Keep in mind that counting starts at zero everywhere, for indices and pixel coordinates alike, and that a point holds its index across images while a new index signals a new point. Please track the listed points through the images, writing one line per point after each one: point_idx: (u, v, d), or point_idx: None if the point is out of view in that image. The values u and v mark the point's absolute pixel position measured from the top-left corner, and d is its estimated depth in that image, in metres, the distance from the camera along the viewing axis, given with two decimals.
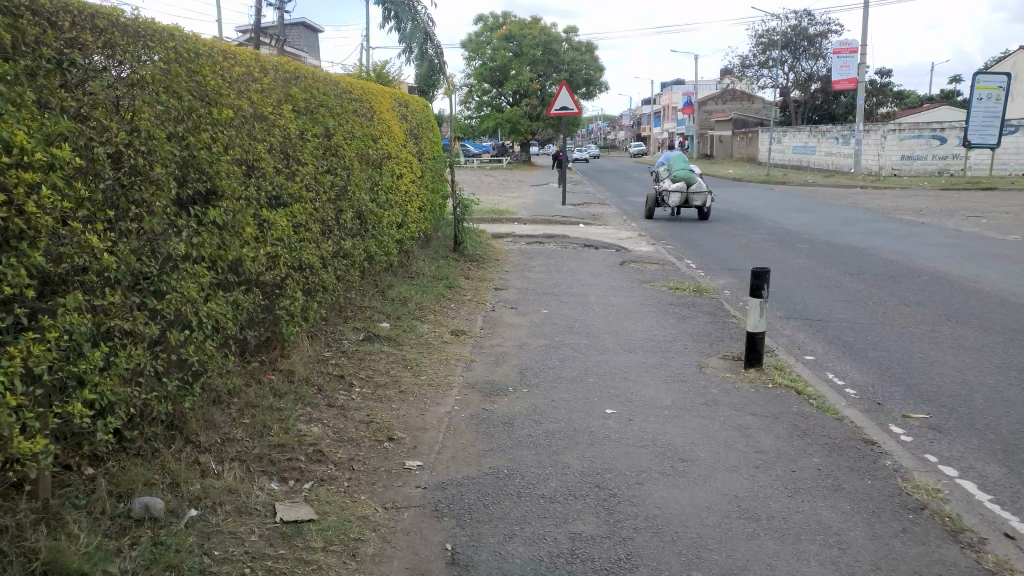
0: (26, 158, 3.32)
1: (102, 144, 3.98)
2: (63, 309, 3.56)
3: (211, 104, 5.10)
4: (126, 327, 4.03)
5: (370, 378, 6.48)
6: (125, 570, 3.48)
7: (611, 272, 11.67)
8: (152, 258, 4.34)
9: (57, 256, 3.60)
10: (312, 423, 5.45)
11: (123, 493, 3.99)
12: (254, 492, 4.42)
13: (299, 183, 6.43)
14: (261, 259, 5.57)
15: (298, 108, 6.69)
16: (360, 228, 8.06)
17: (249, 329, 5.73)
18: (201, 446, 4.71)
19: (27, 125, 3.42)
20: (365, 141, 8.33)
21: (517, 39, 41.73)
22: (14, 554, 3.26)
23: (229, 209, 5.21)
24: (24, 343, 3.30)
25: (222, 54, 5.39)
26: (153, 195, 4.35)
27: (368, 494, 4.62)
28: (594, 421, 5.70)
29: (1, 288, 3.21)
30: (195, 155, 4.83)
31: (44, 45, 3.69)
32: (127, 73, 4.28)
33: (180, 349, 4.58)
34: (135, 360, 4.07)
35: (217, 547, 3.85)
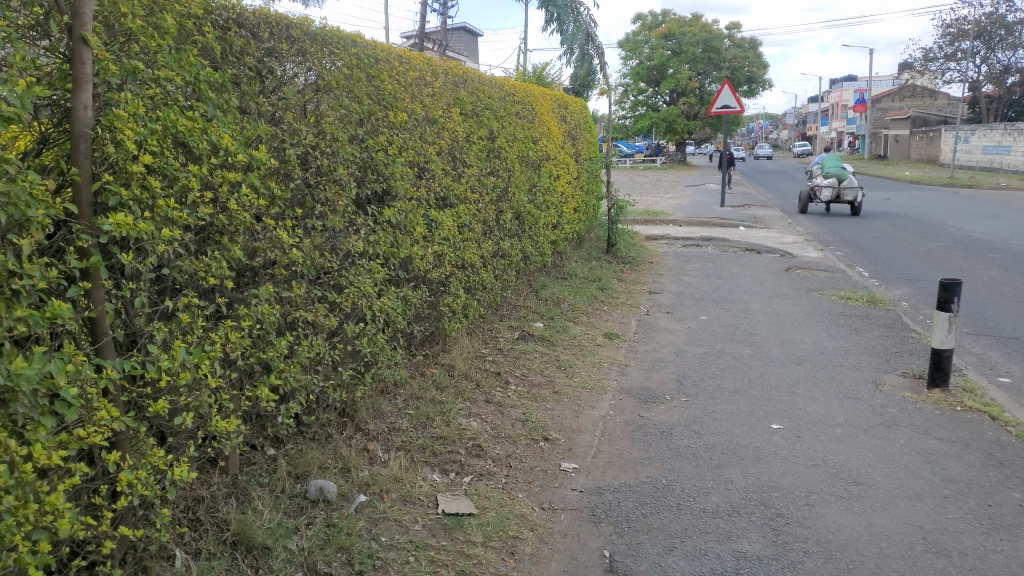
0: (231, 159, 3.61)
1: (294, 146, 4.26)
2: (257, 299, 3.84)
3: (388, 108, 5.33)
4: (309, 318, 4.30)
5: (525, 377, 6.53)
6: (302, 548, 3.69)
7: (774, 278, 11.14)
8: (333, 254, 4.60)
9: (253, 250, 3.88)
10: (471, 418, 5.57)
11: (301, 475, 4.24)
12: (418, 482, 4.55)
13: (465, 184, 6.59)
14: (428, 257, 5.76)
15: (466, 111, 6.86)
16: (518, 228, 8.17)
17: (415, 324, 5.95)
18: (370, 434, 4.94)
19: (232, 129, 3.71)
20: (527, 142, 8.43)
21: (676, 37, 40.87)
22: (209, 523, 3.60)
23: (401, 209, 5.43)
24: (224, 330, 3.59)
25: (399, 59, 5.62)
26: (336, 195, 4.60)
27: (525, 493, 4.64)
28: (758, 436, 5.44)
29: (207, 279, 3.49)
30: (373, 157, 5.07)
31: (248, 54, 3.98)
32: (316, 80, 4.56)
33: (354, 341, 4.83)
34: (316, 350, 4.33)
35: (384, 533, 3.98)
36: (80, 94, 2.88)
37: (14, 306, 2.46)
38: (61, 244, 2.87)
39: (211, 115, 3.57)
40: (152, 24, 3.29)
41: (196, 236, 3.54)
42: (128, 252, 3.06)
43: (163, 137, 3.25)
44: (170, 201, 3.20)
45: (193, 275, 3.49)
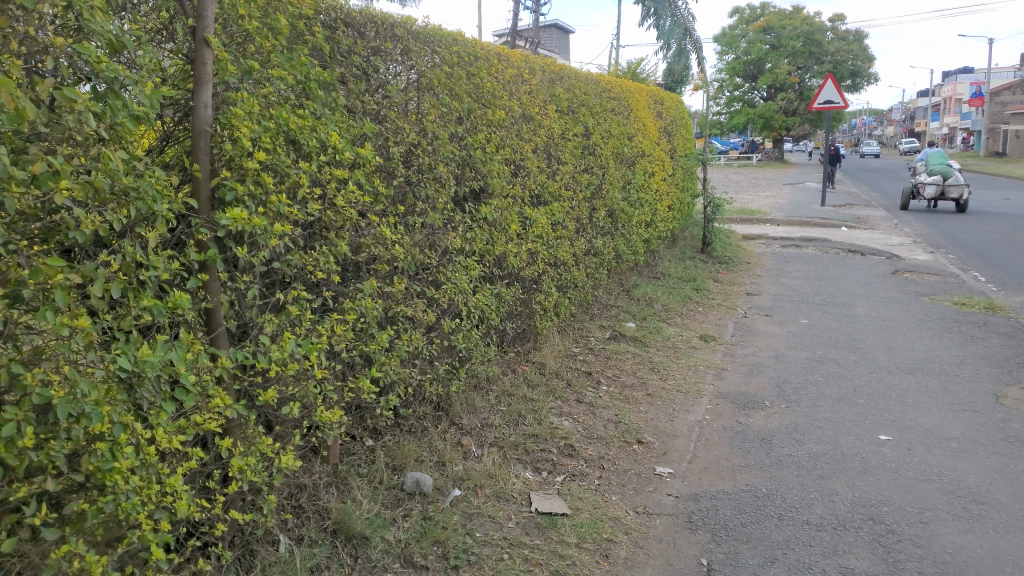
0: (338, 157, 3.69)
1: (397, 144, 4.32)
2: (360, 294, 3.92)
3: (487, 105, 5.35)
4: (408, 313, 4.36)
5: (618, 377, 6.43)
6: (400, 539, 3.74)
7: (880, 281, 10.62)
8: (431, 251, 4.65)
9: (357, 246, 3.96)
10: (563, 417, 5.52)
11: (398, 467, 4.30)
12: (511, 479, 4.55)
13: (560, 182, 6.55)
14: (523, 254, 5.75)
15: (562, 108, 6.82)
16: (612, 226, 8.08)
17: (508, 321, 5.95)
18: (464, 429, 4.97)
19: (340, 127, 3.80)
20: (622, 139, 8.32)
21: (775, 31, 39.56)
22: (311, 511, 3.69)
23: (498, 207, 5.44)
24: (329, 323, 3.68)
25: (497, 57, 5.63)
26: (436, 192, 4.65)
27: (619, 496, 4.56)
28: (865, 447, 5.19)
29: (315, 273, 3.59)
30: (472, 154, 5.10)
31: (354, 53, 4.07)
32: (419, 78, 4.61)
33: (450, 336, 4.87)
34: (415, 344, 4.39)
35: (479, 529, 4.00)
36: (201, 94, 3.00)
37: (142, 297, 2.59)
38: (182, 238, 3.00)
39: (320, 113, 3.66)
40: (268, 25, 3.40)
41: (305, 231, 3.65)
42: (243, 246, 3.17)
43: (276, 135, 3.35)
44: (281, 197, 3.30)
45: (302, 269, 3.59)
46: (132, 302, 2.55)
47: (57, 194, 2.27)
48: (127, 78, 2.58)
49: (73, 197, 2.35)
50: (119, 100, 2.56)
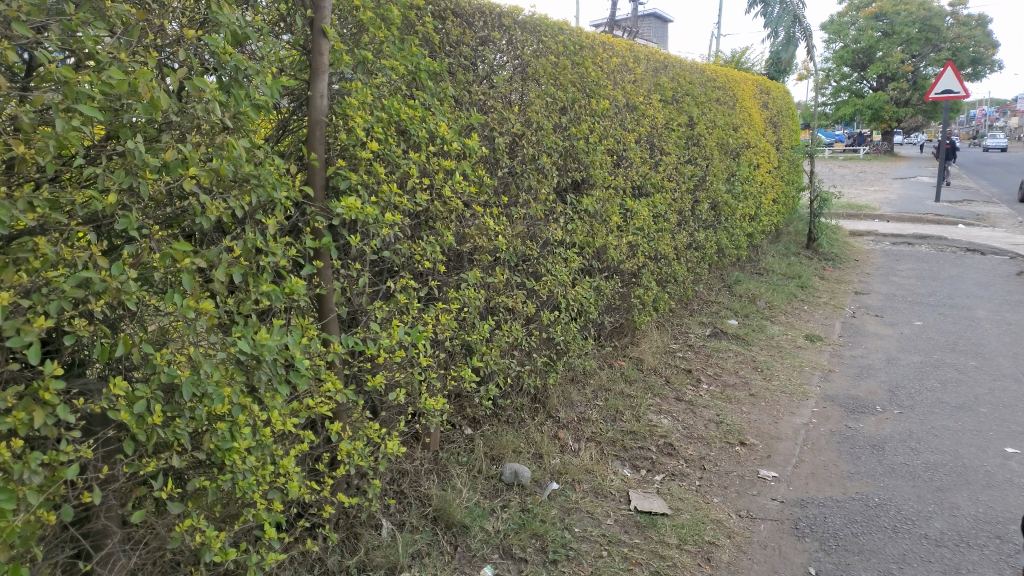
0: (446, 147, 3.71)
1: (502, 134, 4.31)
2: (464, 284, 3.92)
3: (591, 95, 5.27)
4: (509, 304, 4.34)
5: (718, 376, 6.25)
6: (498, 530, 3.74)
7: (1004, 283, 9.92)
8: (533, 242, 4.61)
9: (462, 236, 3.97)
10: (662, 414, 5.40)
11: (496, 457, 4.30)
12: (609, 475, 4.48)
13: (662, 173, 6.40)
14: (624, 247, 5.64)
15: (667, 98, 6.65)
16: (713, 220, 7.85)
17: (606, 315, 5.86)
18: (561, 422, 4.92)
19: (448, 118, 3.81)
20: (727, 130, 8.05)
21: (887, 17, 37.58)
22: (412, 497, 3.74)
23: (600, 198, 5.35)
24: (434, 312, 3.70)
25: (602, 46, 5.54)
26: (539, 183, 4.61)
27: (721, 498, 4.42)
28: (989, 460, 4.85)
29: (421, 262, 3.61)
30: (575, 145, 5.03)
31: (463, 43, 4.07)
32: (525, 68, 4.58)
33: (549, 328, 4.82)
34: (515, 335, 4.37)
35: (577, 524, 3.95)
36: (318, 83, 3.06)
37: (260, 282, 2.65)
38: (298, 225, 3.07)
39: (430, 104, 3.68)
40: (381, 15, 3.43)
41: (412, 221, 3.68)
42: (354, 234, 3.22)
43: (387, 124, 3.39)
44: (392, 186, 3.34)
45: (409, 258, 3.63)
46: (251, 287, 2.62)
47: (186, 181, 2.35)
48: (250, 68, 2.65)
49: (200, 184, 2.43)
50: (243, 90, 2.63)
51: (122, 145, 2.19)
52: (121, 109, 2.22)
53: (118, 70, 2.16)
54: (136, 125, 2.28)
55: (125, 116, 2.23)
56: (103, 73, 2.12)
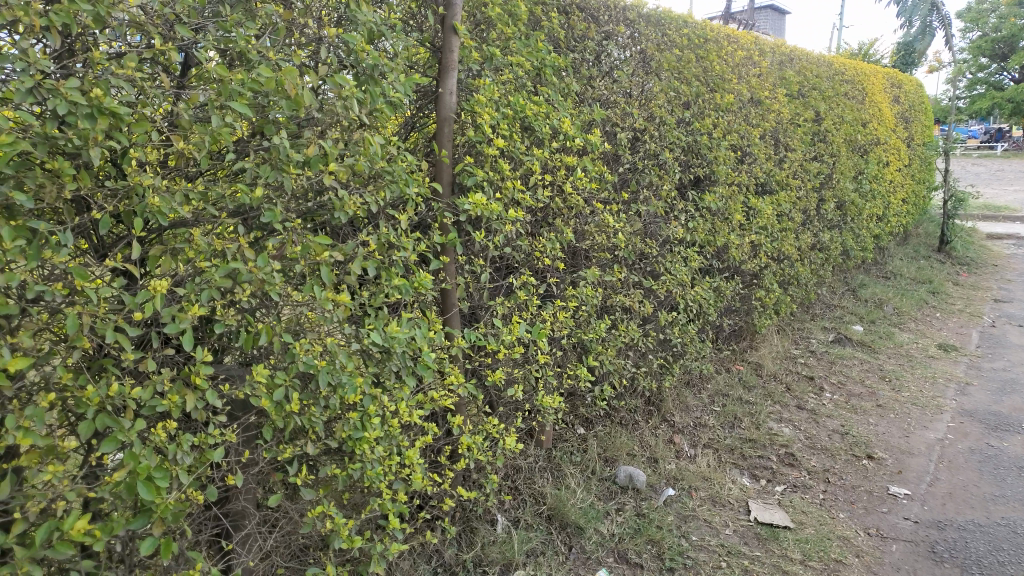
0: (569, 143, 3.67)
1: (624, 129, 4.22)
2: (583, 282, 3.87)
3: (715, 89, 5.09)
4: (627, 304, 4.25)
5: (842, 385, 5.94)
6: (613, 533, 3.68)
7: None
8: (653, 240, 4.50)
9: (582, 233, 3.91)
10: (783, 423, 5.18)
11: (610, 459, 4.24)
12: (727, 484, 4.32)
13: (787, 170, 6.13)
14: (746, 247, 5.43)
15: (792, 92, 6.37)
16: (838, 220, 7.47)
17: (725, 317, 5.68)
18: (676, 426, 4.80)
19: (571, 113, 3.76)
20: (855, 125, 7.64)
21: None
22: (526, 495, 3.73)
23: (723, 196, 5.17)
24: (553, 310, 3.66)
25: (727, 39, 5.35)
26: (660, 179, 4.49)
27: (847, 514, 4.19)
28: None
29: (541, 259, 3.58)
30: (698, 141, 4.88)
31: (588, 38, 4.01)
32: (648, 63, 4.48)
33: (667, 329, 4.71)
34: (632, 336, 4.28)
35: (694, 532, 3.84)
36: (447, 80, 3.09)
37: (391, 276, 2.69)
38: (425, 221, 3.11)
39: (554, 100, 3.65)
40: (508, 11, 3.41)
41: (534, 217, 3.65)
42: (479, 229, 3.23)
43: (512, 121, 3.38)
44: (515, 183, 3.32)
45: (529, 254, 3.61)
46: (382, 281, 2.67)
47: (325, 175, 2.41)
48: (385, 66, 2.70)
49: (337, 179, 2.49)
50: (378, 87, 2.68)
51: (269, 141, 2.27)
52: (267, 106, 2.31)
53: (266, 68, 2.24)
54: (281, 122, 2.36)
55: (271, 113, 2.31)
56: (253, 71, 2.20)
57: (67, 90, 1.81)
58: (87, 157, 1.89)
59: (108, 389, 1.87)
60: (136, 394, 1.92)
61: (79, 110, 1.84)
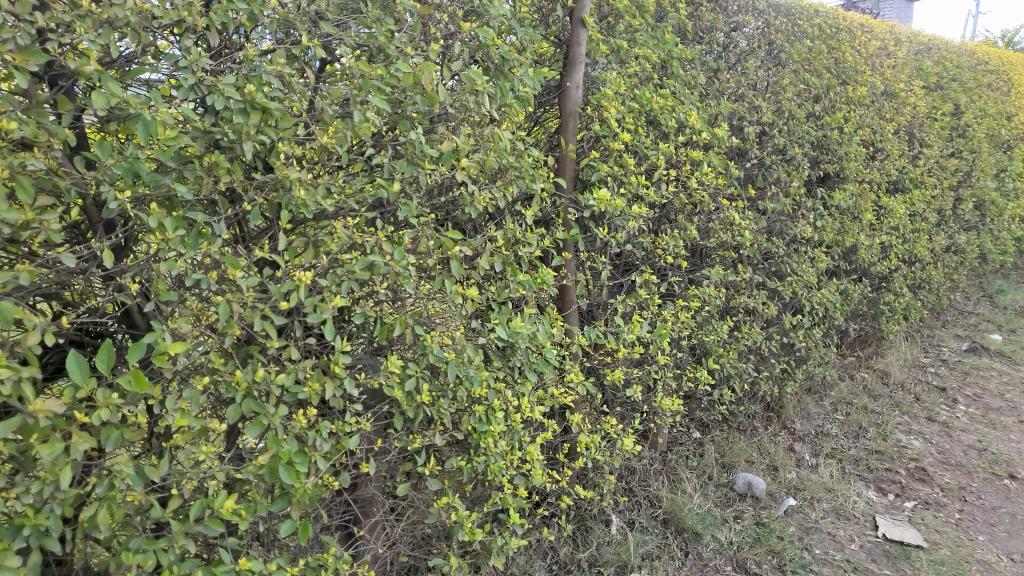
0: (695, 137, 3.56)
1: (751, 123, 4.07)
2: (707, 281, 3.75)
3: (847, 82, 4.84)
4: (750, 305, 4.10)
5: (980, 397, 5.53)
6: (731, 541, 3.57)
7: None
8: (778, 239, 4.32)
9: (706, 231, 3.80)
10: (913, 435, 4.88)
11: (728, 465, 4.12)
12: (852, 496, 4.11)
13: (922, 167, 5.77)
14: (877, 247, 5.14)
15: (930, 84, 5.98)
16: (977, 221, 6.98)
17: (851, 321, 5.40)
18: (797, 433, 4.61)
19: (697, 107, 3.66)
20: (999, 118, 7.11)
21: None
22: (642, 496, 3.67)
23: (853, 193, 4.90)
24: (675, 309, 3.57)
25: (861, 29, 5.08)
26: (788, 175, 4.31)
27: (987, 537, 3.89)
28: None
29: (664, 257, 3.49)
30: (828, 136, 4.65)
31: (716, 29, 3.89)
32: (777, 55, 4.31)
33: (790, 332, 4.51)
34: (754, 338, 4.13)
35: (817, 545, 3.66)
36: (574, 74, 3.06)
37: (515, 271, 2.69)
38: (549, 216, 3.09)
39: (680, 93, 3.55)
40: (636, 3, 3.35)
41: (656, 214, 3.57)
42: (602, 225, 3.18)
43: (637, 115, 3.32)
44: (640, 178, 3.25)
45: (651, 251, 3.53)
46: (508, 276, 2.67)
47: (457, 170, 2.42)
48: (516, 60, 2.69)
49: (468, 174, 2.50)
50: (507, 81, 2.68)
51: (406, 135, 2.30)
52: (404, 100, 2.34)
53: (405, 63, 2.27)
54: (416, 116, 2.39)
55: (407, 107, 2.34)
56: (392, 66, 2.23)
57: (223, 86, 1.89)
58: (240, 151, 1.96)
59: (255, 375, 1.94)
60: (279, 380, 1.98)
61: (233, 106, 1.92)
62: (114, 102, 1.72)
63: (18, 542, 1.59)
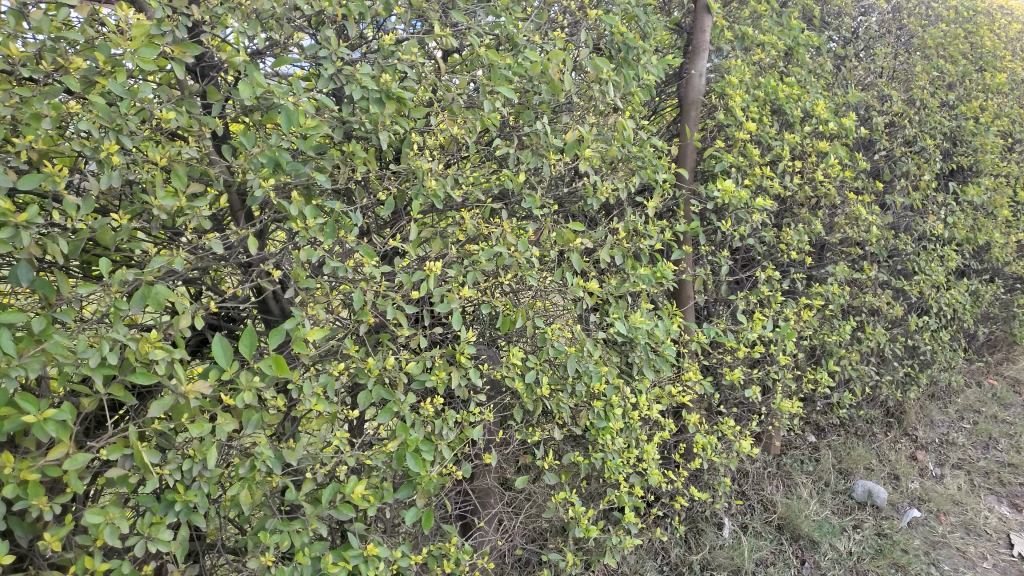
0: (823, 127, 3.38)
1: (880, 113, 3.86)
2: (831, 278, 3.58)
3: (985, 68, 4.53)
4: (875, 304, 3.89)
5: None
6: (851, 551, 3.40)
7: None
8: (907, 236, 4.08)
9: (831, 225, 3.62)
10: None
11: (845, 471, 3.93)
12: (983, 511, 3.84)
13: None
14: (1013, 246, 4.79)
15: None
16: None
17: (981, 325, 5.06)
18: (919, 441, 4.37)
19: (824, 95, 3.48)
20: None
21: None
22: (754, 500, 3.57)
23: (988, 188, 4.58)
24: (796, 307, 3.42)
25: (1000, 11, 4.74)
26: (919, 168, 4.06)
27: None
28: None
29: (786, 252, 3.35)
30: (963, 126, 4.36)
31: (844, 14, 3.72)
32: (908, 41, 4.06)
33: (916, 334, 4.26)
34: (878, 340, 3.91)
35: (945, 561, 3.43)
36: (698, 61, 2.99)
37: (637, 265, 2.62)
38: (668, 209, 3.01)
39: (808, 81, 3.38)
40: None
41: (778, 208, 3.43)
42: (724, 219, 3.07)
43: (762, 104, 3.18)
44: (765, 169, 3.11)
45: (772, 247, 3.40)
46: (630, 269, 2.60)
47: (581, 160, 2.38)
48: (641, 47, 2.60)
49: (591, 164, 2.45)
50: (632, 70, 2.60)
51: (533, 126, 2.26)
52: (531, 90, 2.30)
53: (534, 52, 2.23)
54: (542, 106, 2.35)
55: (534, 97, 2.31)
56: (520, 55, 2.20)
57: (360, 75, 1.89)
58: (375, 140, 1.97)
59: (386, 362, 1.96)
60: (408, 369, 2.00)
61: (370, 96, 1.93)
62: (261, 93, 1.74)
63: (170, 517, 1.63)
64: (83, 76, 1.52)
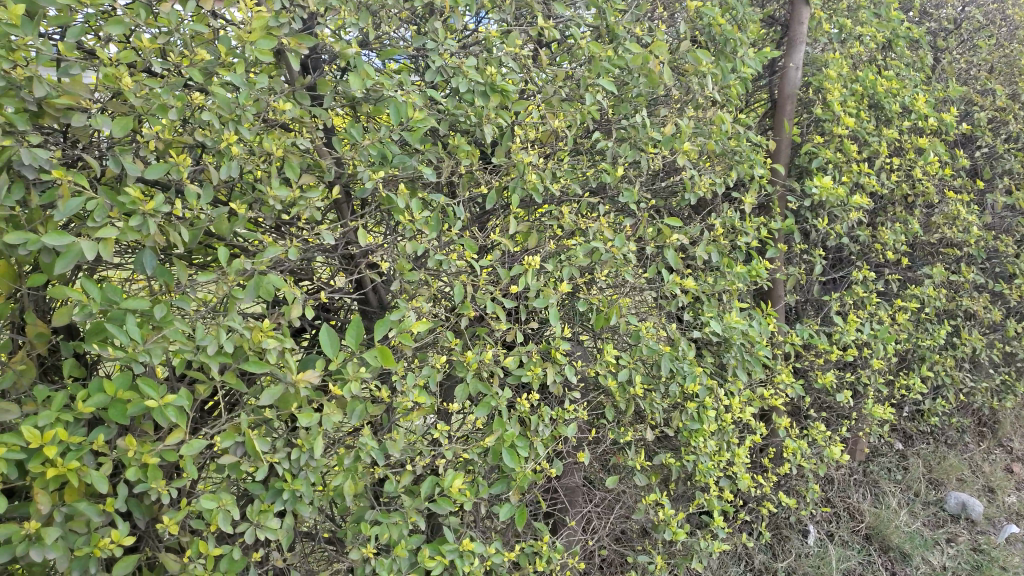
0: (925, 123, 3.23)
1: (982, 108, 3.69)
2: (928, 280, 3.42)
3: None
4: (973, 308, 3.71)
5: None
6: (945, 566, 3.23)
7: None
8: (1009, 237, 3.88)
9: (929, 225, 3.46)
10: None
11: (936, 482, 3.77)
12: None
13: None
14: None
15: None
16: None
17: None
18: (1014, 453, 4.20)
19: (926, 89, 3.33)
20: None
21: None
22: (840, 508, 3.46)
23: None
24: (892, 309, 3.29)
25: None
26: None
27: None
28: None
29: (883, 252, 3.22)
30: None
31: (946, 5, 3.59)
32: (1013, 32, 3.85)
33: (1016, 341, 4.05)
34: (975, 345, 3.74)
35: None
36: (794, 54, 2.90)
37: (732, 263, 2.55)
38: (762, 205, 2.92)
39: (910, 74, 3.23)
40: None
41: (875, 207, 3.30)
42: (820, 217, 2.96)
43: (861, 98, 3.06)
44: (863, 165, 2.99)
45: (867, 246, 3.27)
46: (725, 267, 2.53)
47: (679, 154, 2.32)
48: (739, 38, 2.49)
49: (689, 159, 2.39)
50: (730, 63, 2.51)
51: (632, 119, 2.21)
52: (630, 82, 2.25)
53: (635, 43, 2.18)
54: (640, 99, 2.30)
55: (633, 90, 2.26)
56: (621, 47, 2.15)
57: (466, 68, 1.88)
58: (479, 134, 1.96)
59: (484, 356, 1.94)
60: (506, 364, 1.98)
61: (475, 88, 1.91)
62: (371, 85, 1.75)
63: (277, 506, 1.64)
64: (205, 68, 1.54)
